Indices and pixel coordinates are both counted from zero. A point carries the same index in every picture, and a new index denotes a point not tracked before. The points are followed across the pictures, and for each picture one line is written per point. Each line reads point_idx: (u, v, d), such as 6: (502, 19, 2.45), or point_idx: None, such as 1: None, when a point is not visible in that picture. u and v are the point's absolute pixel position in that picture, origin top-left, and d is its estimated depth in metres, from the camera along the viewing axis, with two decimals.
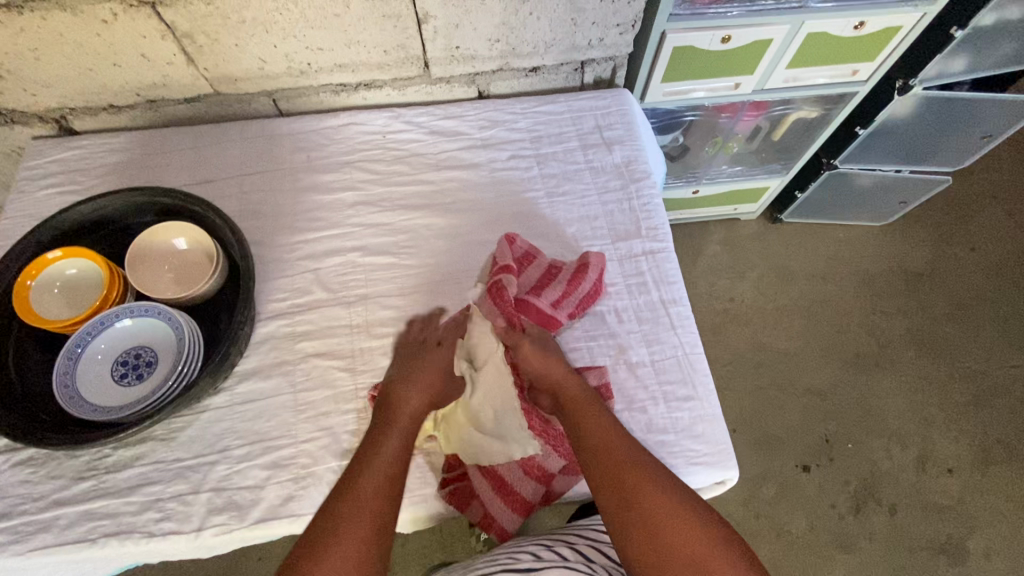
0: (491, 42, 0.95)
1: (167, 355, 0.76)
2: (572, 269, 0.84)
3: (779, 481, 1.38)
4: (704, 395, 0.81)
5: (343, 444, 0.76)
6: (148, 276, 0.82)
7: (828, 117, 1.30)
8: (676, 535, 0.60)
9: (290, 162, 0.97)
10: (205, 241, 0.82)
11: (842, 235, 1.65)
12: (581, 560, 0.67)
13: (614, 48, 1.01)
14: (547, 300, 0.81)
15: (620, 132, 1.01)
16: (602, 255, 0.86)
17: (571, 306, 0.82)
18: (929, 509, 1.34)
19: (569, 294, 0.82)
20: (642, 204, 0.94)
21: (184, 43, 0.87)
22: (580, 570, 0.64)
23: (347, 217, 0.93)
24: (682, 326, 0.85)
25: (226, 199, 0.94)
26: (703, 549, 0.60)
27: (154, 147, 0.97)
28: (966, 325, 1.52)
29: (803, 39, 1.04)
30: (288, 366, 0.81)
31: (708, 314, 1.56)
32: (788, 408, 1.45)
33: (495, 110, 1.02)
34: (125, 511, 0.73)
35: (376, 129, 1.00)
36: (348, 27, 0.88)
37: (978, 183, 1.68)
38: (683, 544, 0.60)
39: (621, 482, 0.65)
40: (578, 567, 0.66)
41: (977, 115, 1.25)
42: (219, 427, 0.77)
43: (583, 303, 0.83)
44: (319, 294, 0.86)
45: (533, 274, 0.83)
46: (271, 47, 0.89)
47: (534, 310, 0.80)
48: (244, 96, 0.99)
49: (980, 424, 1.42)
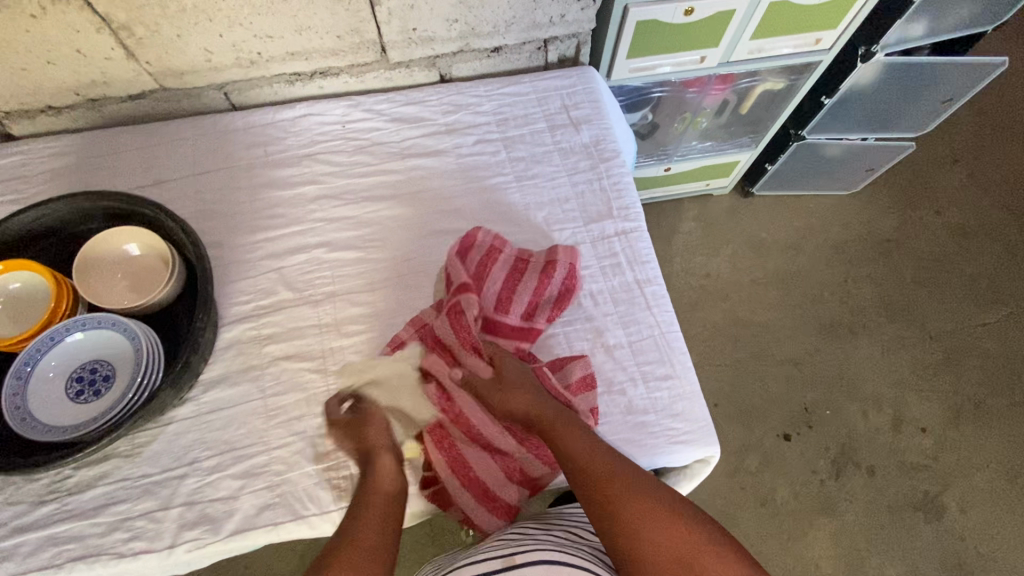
0: (449, 23, 0.91)
1: (125, 366, 0.72)
2: (540, 264, 0.82)
3: (762, 452, 1.40)
4: (682, 373, 0.80)
5: (317, 448, 0.74)
6: (100, 285, 0.77)
7: (794, 87, 1.30)
8: (662, 534, 0.61)
9: (246, 158, 0.93)
10: (158, 245, 0.78)
11: (814, 206, 1.66)
12: (572, 538, 0.69)
13: (577, 25, 0.98)
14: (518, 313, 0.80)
15: (587, 111, 0.99)
16: (573, 248, 0.83)
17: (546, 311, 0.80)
18: (905, 468, 1.38)
19: (540, 296, 0.80)
20: (613, 183, 0.92)
21: (122, 36, 0.81)
22: (569, 548, 0.66)
23: (310, 212, 0.89)
24: (658, 305, 0.84)
25: (180, 200, 0.89)
26: (687, 544, 0.60)
27: (100, 148, 0.92)
28: (934, 288, 1.55)
29: (765, 9, 1.03)
30: (255, 371, 0.78)
31: (685, 291, 1.57)
32: (767, 378, 1.47)
33: (458, 94, 0.99)
34: (92, 533, 0.70)
35: (335, 119, 0.96)
36: (297, 11, 0.83)
37: (940, 147, 1.71)
38: (669, 540, 0.60)
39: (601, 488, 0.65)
40: (568, 544, 0.67)
41: (937, 79, 1.26)
42: (186, 439, 0.74)
43: (556, 304, 0.81)
44: (284, 294, 0.83)
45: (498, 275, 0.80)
46: (217, 37, 0.84)
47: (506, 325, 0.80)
48: (193, 91, 0.94)
49: (950, 383, 1.46)
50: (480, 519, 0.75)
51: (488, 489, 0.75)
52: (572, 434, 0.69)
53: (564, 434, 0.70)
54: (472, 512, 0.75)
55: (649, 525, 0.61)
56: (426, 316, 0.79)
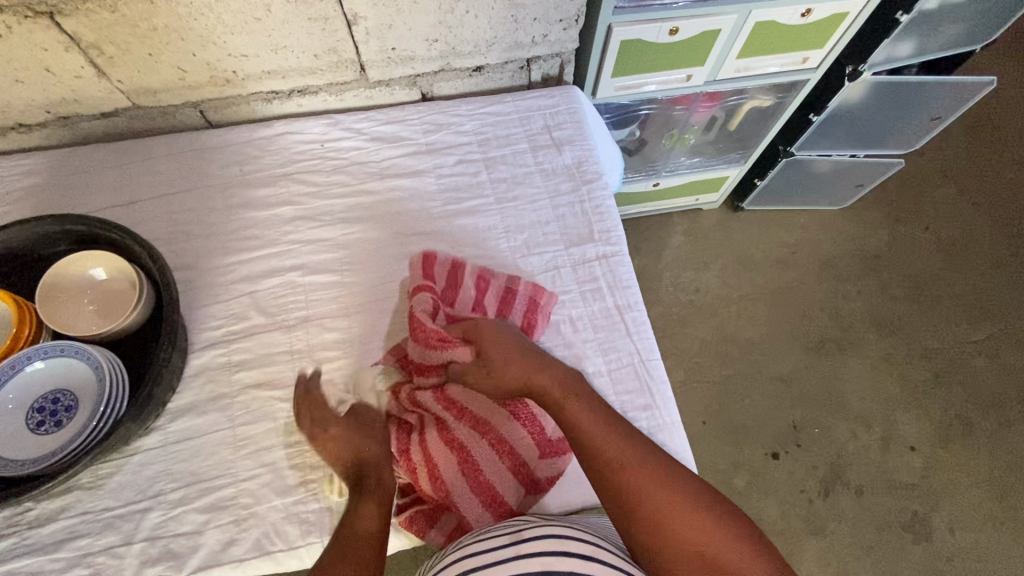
0: (429, 42, 0.90)
1: (87, 397, 0.70)
2: (500, 288, 0.81)
3: (750, 471, 1.38)
4: (662, 403, 0.79)
5: (287, 480, 0.72)
6: (67, 311, 0.75)
7: (783, 105, 1.28)
8: (682, 527, 0.61)
9: (222, 178, 0.91)
10: (125, 270, 0.76)
11: (803, 221, 1.66)
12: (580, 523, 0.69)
13: (560, 44, 0.97)
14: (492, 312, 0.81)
15: (570, 132, 0.98)
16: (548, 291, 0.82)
17: (521, 311, 0.80)
18: (894, 487, 1.36)
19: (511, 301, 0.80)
20: (595, 206, 0.91)
21: (92, 55, 0.79)
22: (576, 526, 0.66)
23: (285, 234, 0.87)
24: (639, 332, 0.83)
25: (153, 220, 0.87)
26: (707, 538, 0.60)
27: (73, 166, 0.90)
28: (924, 304, 1.55)
29: (751, 28, 1.02)
30: (224, 399, 0.76)
31: (675, 307, 1.55)
32: (755, 396, 1.45)
33: (439, 113, 0.98)
34: (51, 569, 0.67)
35: (313, 137, 0.95)
36: (272, 31, 0.82)
37: (930, 163, 1.71)
38: (689, 533, 0.61)
39: (618, 480, 0.64)
40: (575, 524, 0.68)
41: (926, 98, 1.25)
42: (152, 469, 0.72)
43: (531, 312, 0.80)
44: (256, 319, 0.81)
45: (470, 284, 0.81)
46: (190, 56, 0.83)
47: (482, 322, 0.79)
48: (169, 109, 0.92)
49: (940, 400, 1.45)
50: (475, 519, 0.73)
51: (488, 483, 0.73)
52: (585, 421, 0.68)
53: (572, 405, 0.70)
54: (470, 511, 0.73)
55: (671, 519, 0.61)
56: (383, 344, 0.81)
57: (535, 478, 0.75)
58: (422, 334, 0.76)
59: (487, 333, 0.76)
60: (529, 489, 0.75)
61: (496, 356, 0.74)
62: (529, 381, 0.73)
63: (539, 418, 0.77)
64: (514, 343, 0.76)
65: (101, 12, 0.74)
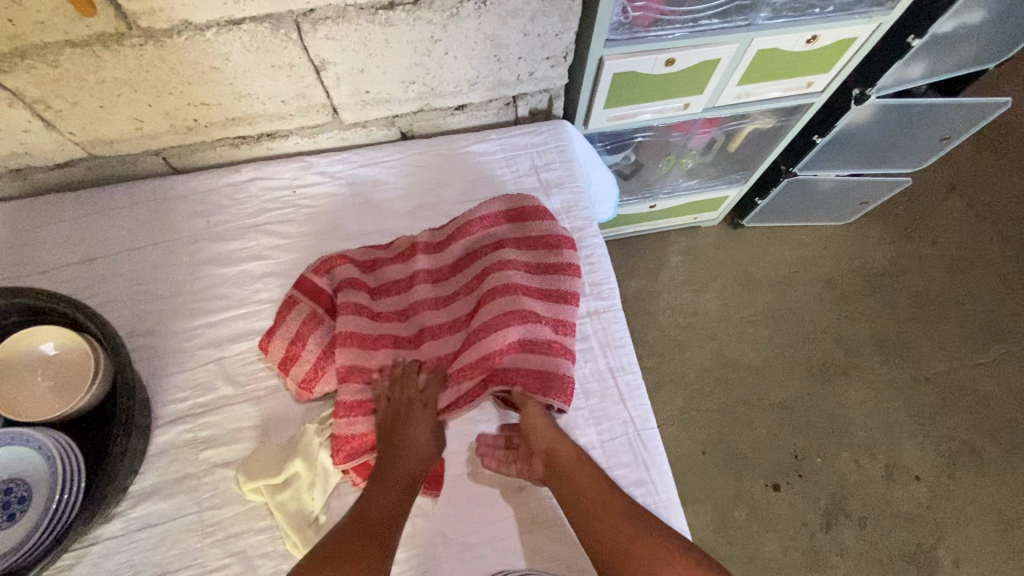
0: (406, 84, 0.83)
1: (40, 486, 0.65)
2: (352, 262, 0.81)
3: (751, 503, 1.33)
4: (658, 479, 0.74)
5: (257, 571, 0.68)
6: (22, 392, 0.70)
7: (785, 128, 1.22)
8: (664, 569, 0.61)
9: (188, 230, 0.85)
10: (78, 344, 0.71)
11: (806, 238, 1.60)
12: None
13: (547, 81, 0.91)
14: (358, 259, 0.82)
15: (558, 173, 0.92)
16: (375, 251, 0.83)
17: (388, 254, 0.83)
18: (896, 518, 1.32)
19: (365, 259, 0.82)
20: (586, 256, 0.87)
21: (39, 109, 0.73)
22: None
23: (255, 292, 0.82)
24: (633, 398, 0.78)
25: (114, 280, 0.82)
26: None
27: (26, 221, 0.84)
28: (931, 324, 1.50)
29: (753, 55, 0.95)
30: (191, 480, 0.72)
31: (672, 330, 1.50)
32: (756, 425, 1.40)
33: (421, 154, 0.92)
34: None
35: (285, 183, 0.89)
36: (233, 79, 0.75)
37: (935, 176, 1.65)
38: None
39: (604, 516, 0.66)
40: None
41: (932, 120, 1.18)
42: (113, 561, 0.68)
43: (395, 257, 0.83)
44: (223, 390, 0.76)
45: (321, 281, 0.79)
46: (145, 107, 0.77)
47: (350, 261, 0.81)
48: (128, 157, 0.86)
49: (946, 426, 1.40)
50: None
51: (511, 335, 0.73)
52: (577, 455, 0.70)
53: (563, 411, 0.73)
54: (527, 367, 0.73)
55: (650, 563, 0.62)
56: (295, 372, 0.75)
57: (559, 294, 0.77)
58: (329, 319, 0.78)
59: (407, 248, 0.82)
60: (561, 302, 0.77)
61: (400, 261, 0.82)
62: (502, 242, 0.81)
63: (517, 257, 0.79)
64: (436, 237, 0.83)
65: (43, 67, 0.68)
